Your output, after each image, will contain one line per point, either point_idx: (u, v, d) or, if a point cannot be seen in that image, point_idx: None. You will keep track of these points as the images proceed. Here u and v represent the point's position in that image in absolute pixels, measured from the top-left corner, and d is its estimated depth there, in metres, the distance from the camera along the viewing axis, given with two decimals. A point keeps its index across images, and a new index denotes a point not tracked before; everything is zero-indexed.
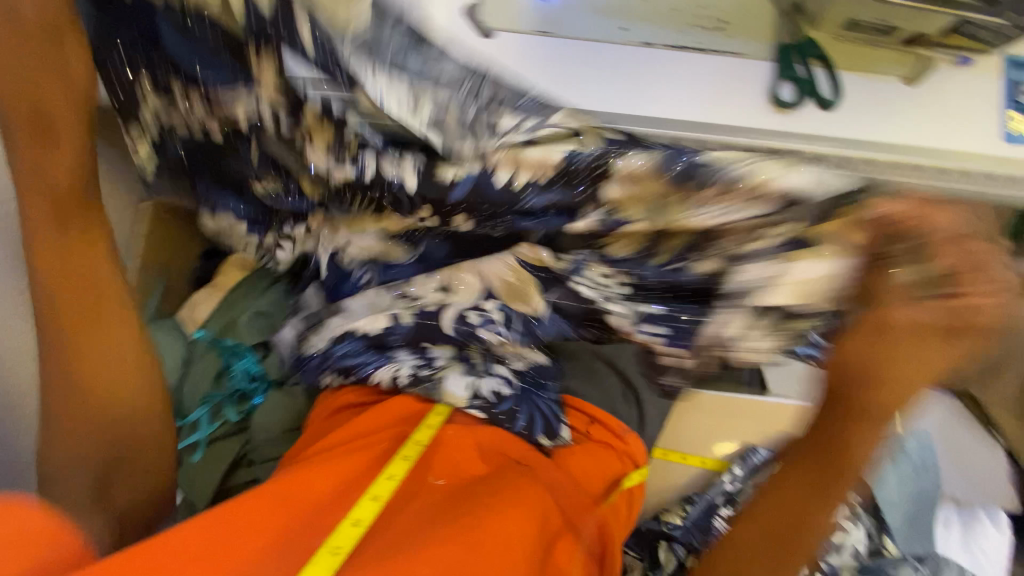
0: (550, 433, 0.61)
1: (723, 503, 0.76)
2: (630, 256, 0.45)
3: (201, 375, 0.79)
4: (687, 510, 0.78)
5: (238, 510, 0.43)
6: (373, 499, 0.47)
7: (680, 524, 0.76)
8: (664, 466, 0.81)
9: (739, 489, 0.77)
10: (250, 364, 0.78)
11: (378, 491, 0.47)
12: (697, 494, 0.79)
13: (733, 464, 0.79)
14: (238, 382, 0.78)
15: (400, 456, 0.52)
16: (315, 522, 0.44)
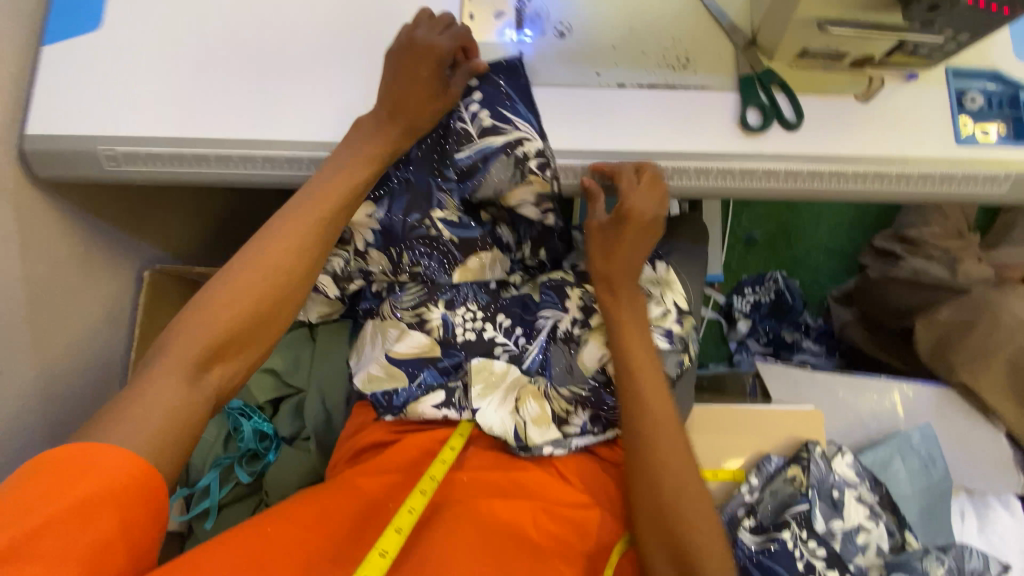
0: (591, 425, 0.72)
1: (744, 514, 0.79)
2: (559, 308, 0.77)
3: (210, 440, 0.92)
4: None
5: (287, 523, 0.57)
6: (396, 531, 0.58)
7: None
8: None
9: (757, 499, 0.80)
10: (260, 423, 0.89)
11: (399, 525, 0.59)
12: (718, 507, 0.82)
13: (749, 474, 0.82)
14: (249, 442, 0.89)
15: (418, 490, 0.63)
16: (344, 554, 0.56)
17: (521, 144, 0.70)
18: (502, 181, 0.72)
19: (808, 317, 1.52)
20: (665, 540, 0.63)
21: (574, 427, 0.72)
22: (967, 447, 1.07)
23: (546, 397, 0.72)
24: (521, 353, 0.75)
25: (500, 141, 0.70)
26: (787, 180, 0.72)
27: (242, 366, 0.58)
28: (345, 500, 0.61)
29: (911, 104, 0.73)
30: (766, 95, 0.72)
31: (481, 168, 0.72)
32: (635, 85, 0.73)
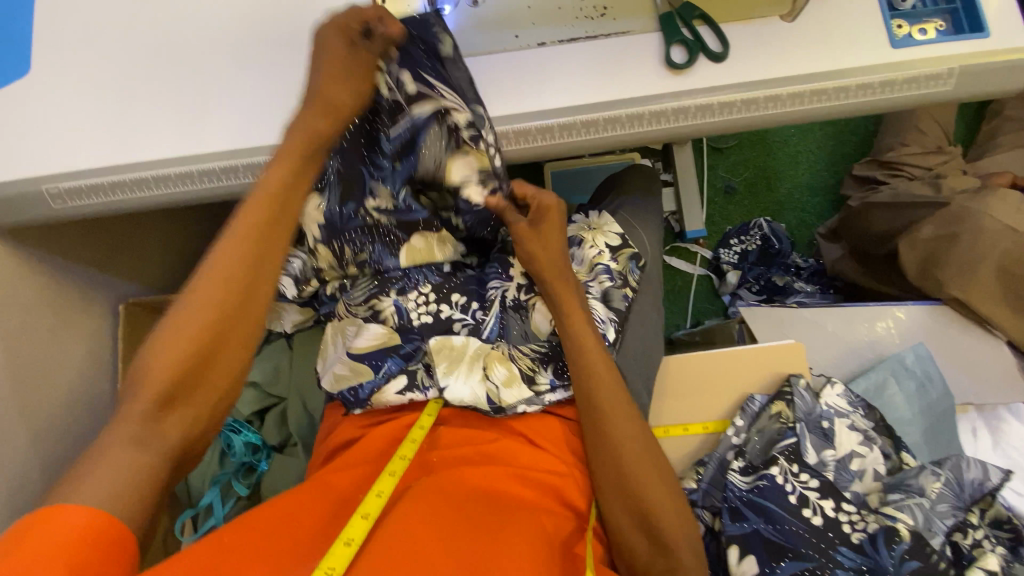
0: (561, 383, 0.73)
1: (733, 456, 0.78)
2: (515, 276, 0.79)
3: (205, 459, 0.93)
4: (701, 471, 0.79)
5: (256, 521, 0.57)
6: (363, 517, 0.59)
7: (697, 486, 0.78)
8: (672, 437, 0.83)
9: (746, 440, 0.79)
10: (250, 435, 0.90)
11: (367, 511, 0.60)
12: (708, 454, 0.81)
13: (735, 417, 0.82)
14: (241, 456, 0.90)
15: (388, 475, 0.65)
16: (313, 543, 0.56)
17: (451, 114, 0.67)
18: (437, 154, 0.70)
19: (797, 258, 1.50)
20: (632, 514, 0.65)
21: (544, 385, 0.72)
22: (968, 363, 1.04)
23: (511, 359, 0.73)
24: (479, 325, 0.75)
25: (425, 115, 0.68)
26: (724, 113, 0.71)
27: (203, 410, 0.56)
28: (317, 494, 0.62)
29: (841, 15, 0.71)
30: (689, 31, 0.70)
31: (415, 150, 0.70)
32: (556, 42, 0.72)
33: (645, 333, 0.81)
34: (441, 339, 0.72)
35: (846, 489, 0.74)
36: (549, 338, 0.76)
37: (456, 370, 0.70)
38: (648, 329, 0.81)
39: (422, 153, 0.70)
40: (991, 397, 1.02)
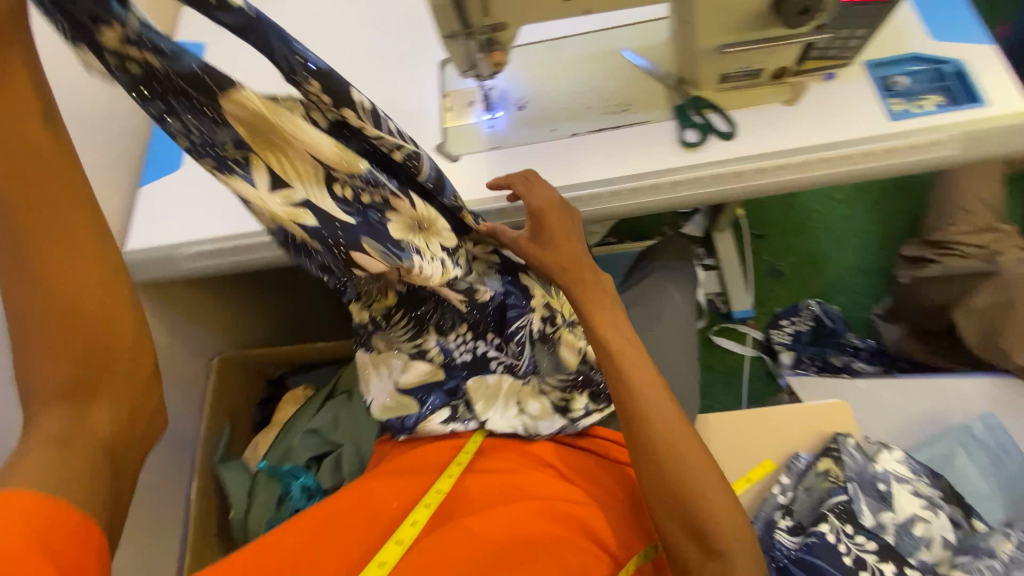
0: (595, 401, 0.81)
1: (781, 516, 0.75)
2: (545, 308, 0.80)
3: (265, 504, 0.99)
4: None
5: (320, 519, 0.65)
6: (411, 524, 0.65)
7: None
8: None
9: (793, 499, 0.77)
10: (306, 480, 0.97)
11: (415, 519, 0.66)
12: (754, 514, 0.79)
13: (779, 474, 0.79)
14: (296, 500, 0.95)
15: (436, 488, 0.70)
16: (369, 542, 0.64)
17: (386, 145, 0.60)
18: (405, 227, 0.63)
19: (854, 338, 1.46)
20: (680, 522, 0.65)
21: (579, 411, 0.80)
22: None
23: (542, 392, 0.81)
24: (516, 364, 0.79)
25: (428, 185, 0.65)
26: (737, 180, 0.81)
27: (127, 381, 0.57)
28: (372, 497, 0.69)
29: (838, 97, 0.81)
30: (700, 117, 0.83)
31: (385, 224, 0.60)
32: (587, 131, 0.86)
33: (682, 385, 0.83)
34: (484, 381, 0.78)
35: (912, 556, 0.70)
36: (577, 369, 0.81)
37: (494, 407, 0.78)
38: (684, 381, 0.84)
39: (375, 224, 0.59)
40: None
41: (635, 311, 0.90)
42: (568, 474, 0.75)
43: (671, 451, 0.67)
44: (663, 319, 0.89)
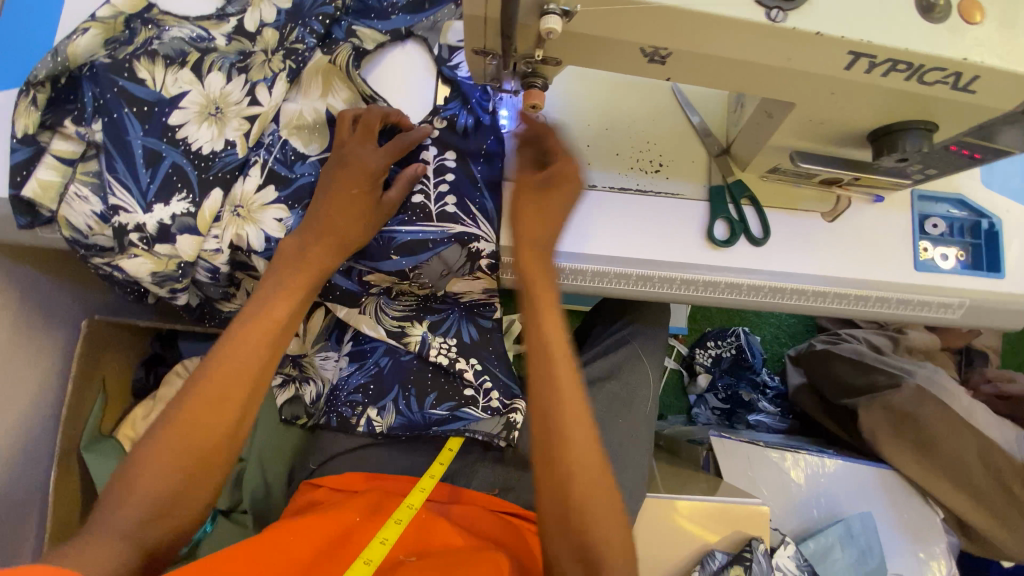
0: (378, 403, 0.77)
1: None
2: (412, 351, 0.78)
3: None
4: None
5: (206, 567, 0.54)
6: (383, 541, 0.64)
7: None
8: None
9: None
10: None
11: (386, 536, 0.65)
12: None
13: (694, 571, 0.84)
14: None
15: (379, 540, 0.64)
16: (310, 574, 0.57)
17: (476, 241, 0.65)
18: (451, 264, 0.66)
19: (767, 376, 1.53)
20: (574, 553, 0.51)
21: (416, 338, 0.78)
22: (897, 511, 1.10)
23: (431, 343, 0.78)
24: (449, 365, 0.78)
25: (458, 229, 0.65)
26: (749, 294, 0.73)
27: None
28: (295, 547, 0.59)
29: (876, 227, 0.74)
30: (736, 210, 0.72)
31: (427, 247, 0.64)
32: (608, 188, 0.72)
33: (627, 468, 0.83)
34: (441, 355, 0.77)
35: None
36: (435, 374, 0.78)
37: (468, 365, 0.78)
38: (635, 474, 0.83)
39: (432, 258, 0.65)
40: (907, 547, 1.09)
41: (607, 386, 0.87)
42: (514, 544, 0.69)
43: (558, 342, 0.57)
44: (634, 406, 0.87)
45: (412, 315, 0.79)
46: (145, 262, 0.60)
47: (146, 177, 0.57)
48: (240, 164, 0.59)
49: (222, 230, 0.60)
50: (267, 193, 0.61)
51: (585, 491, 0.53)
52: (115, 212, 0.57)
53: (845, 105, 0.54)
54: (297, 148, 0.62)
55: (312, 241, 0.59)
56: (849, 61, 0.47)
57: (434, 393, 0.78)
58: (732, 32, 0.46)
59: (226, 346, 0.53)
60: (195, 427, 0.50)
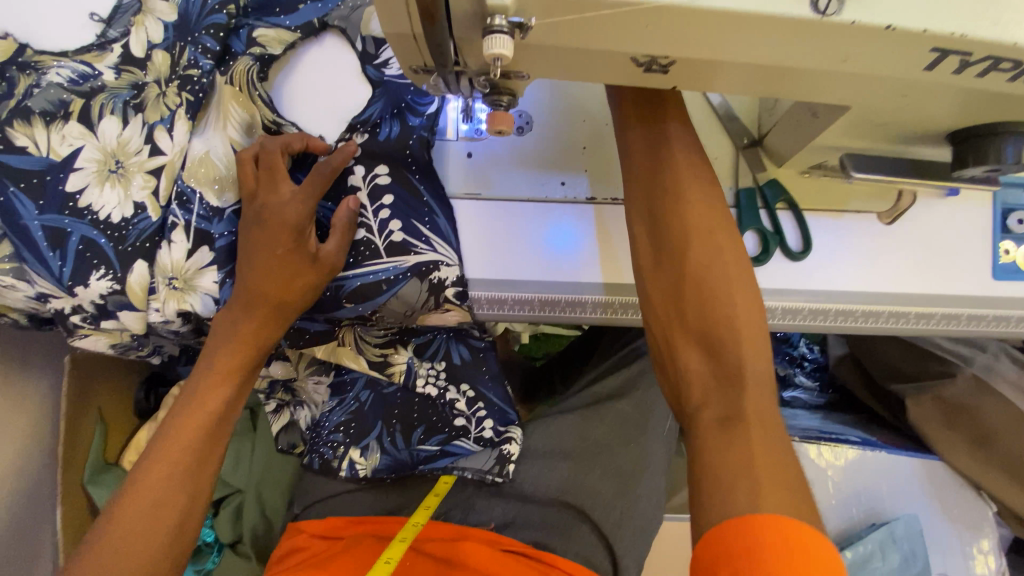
0: (361, 442, 0.71)
1: None
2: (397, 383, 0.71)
3: None
4: None
5: None
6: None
7: None
8: None
9: None
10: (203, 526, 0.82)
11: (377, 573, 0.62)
12: None
13: None
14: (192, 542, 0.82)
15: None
16: None
17: (436, 268, 0.56)
18: (412, 303, 0.58)
19: (803, 347, 1.41)
20: (722, 456, 0.41)
21: (400, 366, 0.70)
22: (943, 503, 1.01)
23: (416, 373, 0.70)
24: (437, 395, 0.71)
25: (416, 258, 0.56)
26: (784, 318, 0.61)
27: None
28: None
29: (945, 228, 0.60)
30: (769, 218, 0.59)
31: (382, 290, 0.57)
32: (608, 200, 0.59)
33: (642, 494, 0.76)
34: (427, 385, 0.70)
35: None
36: (423, 404, 0.71)
37: (461, 394, 0.71)
38: (650, 500, 0.77)
39: (391, 300, 0.57)
40: (954, 542, 1.01)
41: (617, 406, 0.79)
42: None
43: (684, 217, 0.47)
44: (648, 426, 0.79)
45: (393, 343, 0.70)
46: (98, 338, 0.62)
47: (56, 261, 0.56)
48: (156, 229, 0.58)
49: (160, 303, 0.59)
50: (201, 256, 0.59)
51: (727, 372, 0.44)
52: (47, 300, 0.58)
53: (921, 106, 0.40)
54: (211, 201, 0.58)
55: (243, 316, 0.55)
56: (934, 60, 0.33)
57: (423, 426, 0.71)
58: (760, 32, 0.32)
59: (162, 441, 0.52)
60: (142, 498, 0.49)
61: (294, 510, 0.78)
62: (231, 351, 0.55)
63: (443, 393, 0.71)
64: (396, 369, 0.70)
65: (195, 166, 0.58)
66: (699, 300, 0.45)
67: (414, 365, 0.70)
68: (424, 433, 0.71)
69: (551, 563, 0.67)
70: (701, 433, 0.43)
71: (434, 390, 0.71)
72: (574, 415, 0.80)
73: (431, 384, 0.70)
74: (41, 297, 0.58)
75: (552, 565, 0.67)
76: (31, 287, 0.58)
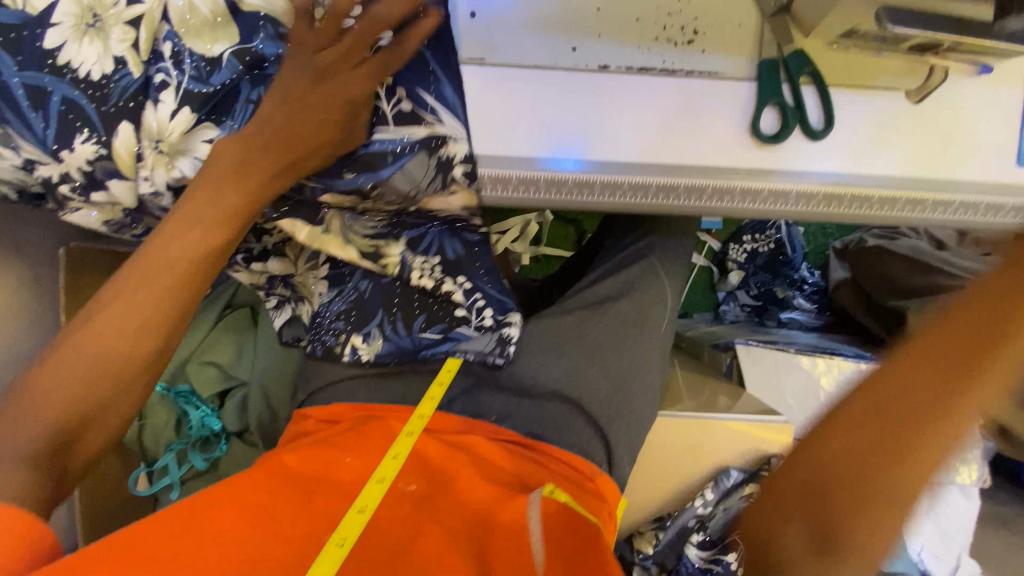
0: (362, 330, 0.73)
1: (695, 527, 0.80)
2: (393, 274, 0.72)
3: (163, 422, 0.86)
4: (711, 523, 0.80)
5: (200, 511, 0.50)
6: (394, 457, 0.62)
7: (704, 535, 0.79)
8: (640, 493, 0.84)
9: (711, 511, 0.81)
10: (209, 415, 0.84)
11: (397, 451, 0.63)
12: (670, 516, 0.83)
13: (705, 488, 0.82)
14: (199, 430, 0.84)
15: (389, 455, 0.63)
16: (325, 508, 0.54)
17: (446, 144, 0.55)
18: (417, 181, 0.57)
19: (805, 271, 1.39)
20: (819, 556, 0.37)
21: (393, 260, 0.70)
22: None
23: (411, 264, 0.71)
24: (430, 287, 0.71)
25: (421, 133, 0.55)
26: (799, 205, 0.58)
27: None
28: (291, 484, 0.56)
29: (974, 110, 0.57)
30: (791, 92, 0.56)
31: (388, 162, 0.55)
32: (620, 69, 0.56)
33: (640, 389, 0.77)
34: (421, 278, 0.71)
35: None
36: (420, 295, 0.72)
37: (452, 284, 0.72)
38: (646, 395, 0.78)
39: (396, 175, 0.56)
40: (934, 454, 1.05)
41: (619, 308, 0.79)
42: (518, 466, 0.66)
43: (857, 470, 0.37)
44: (648, 326, 0.79)
45: (386, 235, 0.70)
46: (91, 214, 0.60)
47: (40, 122, 0.54)
48: (142, 86, 0.55)
49: (149, 169, 0.56)
50: (184, 117, 0.55)
51: (829, 481, 0.38)
52: (36, 168, 0.56)
53: None
54: (202, 53, 0.54)
55: (257, 154, 0.51)
56: None
57: (422, 315, 0.73)
58: None
59: (153, 245, 0.49)
60: (130, 316, 0.47)
61: (300, 396, 0.78)
62: (241, 176, 0.51)
63: (438, 284, 0.72)
64: (387, 261, 0.70)
65: (186, 19, 0.54)
66: (820, 489, 0.38)
67: (407, 258, 0.71)
68: (426, 322, 0.73)
69: (552, 459, 0.69)
70: (758, 503, 0.43)
71: (429, 282, 0.71)
72: (574, 317, 0.78)
73: (428, 275, 0.71)
74: (31, 167, 0.56)
75: (551, 461, 0.69)
76: (16, 154, 0.55)
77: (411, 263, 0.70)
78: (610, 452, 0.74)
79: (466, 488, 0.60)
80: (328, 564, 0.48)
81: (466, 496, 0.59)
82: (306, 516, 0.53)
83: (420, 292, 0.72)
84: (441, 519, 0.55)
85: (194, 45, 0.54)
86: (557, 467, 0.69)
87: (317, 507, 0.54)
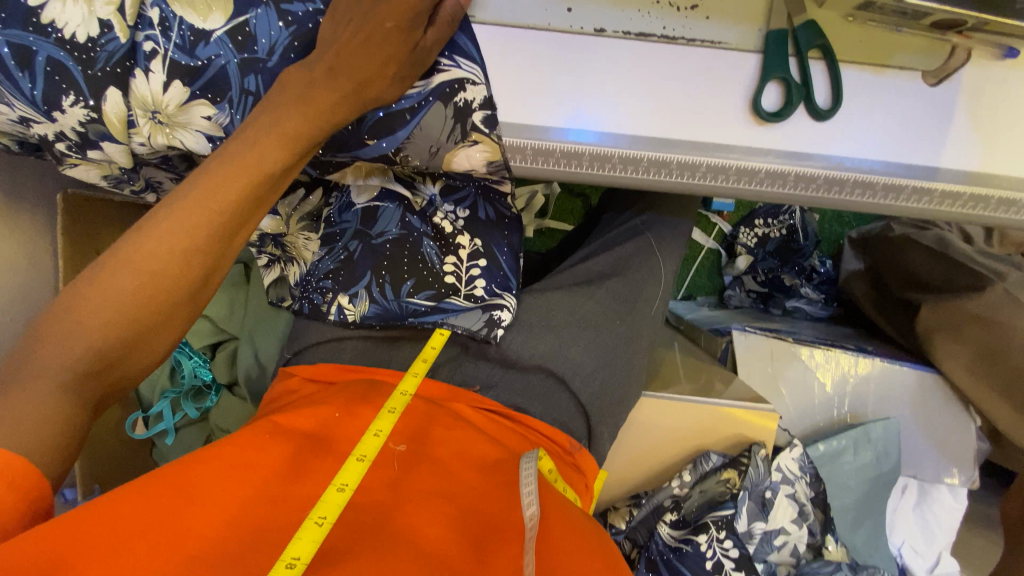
0: (348, 294, 0.71)
1: (669, 506, 0.81)
2: (399, 232, 0.71)
3: (159, 370, 0.88)
4: (687, 505, 0.81)
5: (175, 479, 0.45)
6: (376, 435, 0.56)
7: (678, 517, 0.80)
8: (620, 471, 0.84)
9: (687, 493, 0.81)
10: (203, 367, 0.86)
11: (379, 429, 0.57)
12: (647, 494, 0.84)
13: (684, 470, 0.82)
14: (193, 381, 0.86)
15: (371, 433, 0.57)
16: (306, 492, 0.49)
17: (461, 89, 0.53)
18: (436, 136, 0.55)
19: (817, 260, 1.35)
20: None
21: (420, 202, 0.71)
22: (925, 422, 1.01)
23: (424, 218, 0.71)
24: (434, 250, 0.71)
25: (438, 79, 0.53)
26: (796, 187, 0.55)
27: None
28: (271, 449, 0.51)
29: (995, 95, 0.53)
30: (798, 68, 0.52)
31: (405, 120, 0.54)
32: (616, 34, 0.53)
33: (625, 369, 0.77)
34: (427, 240, 0.71)
35: (763, 561, 0.82)
36: (419, 257, 0.71)
37: (465, 242, 0.72)
38: (630, 375, 0.77)
39: (413, 132, 0.55)
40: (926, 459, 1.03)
41: (610, 284, 0.77)
42: (503, 438, 0.64)
43: None
44: (639, 305, 0.78)
45: (408, 189, 0.71)
46: (89, 168, 0.62)
47: (28, 82, 0.52)
48: (130, 51, 0.52)
49: (143, 135, 0.57)
50: (176, 91, 0.54)
51: None
52: (29, 125, 0.56)
53: None
54: (193, 23, 0.52)
55: (283, 110, 0.48)
56: None
57: (412, 283, 0.71)
58: None
59: (173, 214, 0.45)
60: (155, 284, 0.44)
61: (285, 355, 0.78)
62: (258, 167, 0.47)
63: (452, 243, 0.72)
64: (415, 202, 0.71)
65: None
66: None
67: (428, 211, 0.71)
68: (417, 287, 0.71)
69: (534, 427, 0.68)
70: None
71: (447, 235, 0.72)
72: (566, 291, 0.77)
73: (442, 233, 0.72)
74: (24, 122, 0.56)
75: (535, 435, 0.68)
76: (10, 110, 0.55)
77: (438, 206, 0.71)
78: (589, 429, 0.74)
79: (460, 457, 0.56)
80: (309, 543, 0.44)
81: (463, 466, 0.55)
82: (289, 497, 0.47)
83: (422, 256, 0.71)
84: (439, 490, 0.51)
85: (184, 15, 0.52)
86: (538, 439, 0.67)
87: (300, 488, 0.49)
